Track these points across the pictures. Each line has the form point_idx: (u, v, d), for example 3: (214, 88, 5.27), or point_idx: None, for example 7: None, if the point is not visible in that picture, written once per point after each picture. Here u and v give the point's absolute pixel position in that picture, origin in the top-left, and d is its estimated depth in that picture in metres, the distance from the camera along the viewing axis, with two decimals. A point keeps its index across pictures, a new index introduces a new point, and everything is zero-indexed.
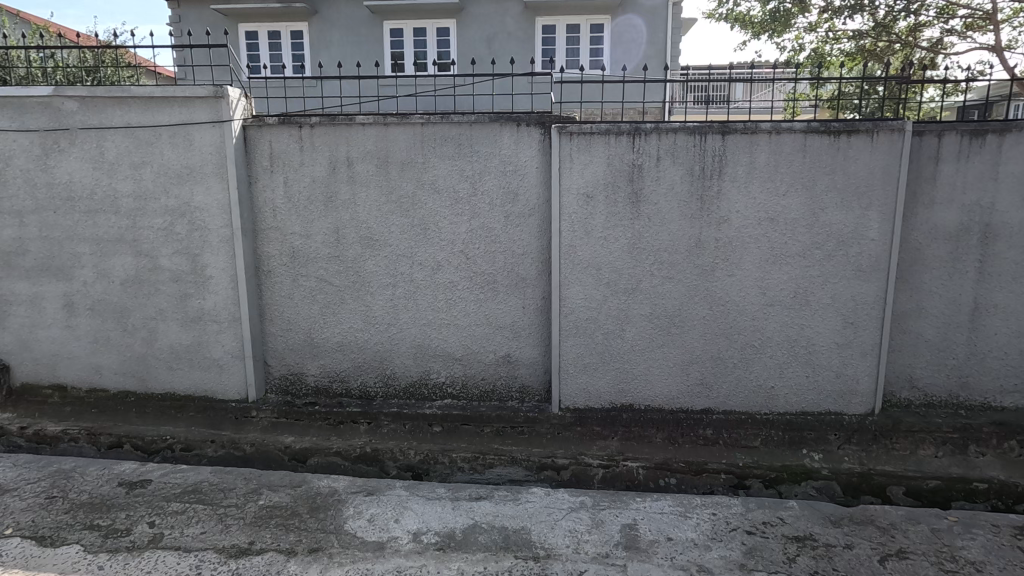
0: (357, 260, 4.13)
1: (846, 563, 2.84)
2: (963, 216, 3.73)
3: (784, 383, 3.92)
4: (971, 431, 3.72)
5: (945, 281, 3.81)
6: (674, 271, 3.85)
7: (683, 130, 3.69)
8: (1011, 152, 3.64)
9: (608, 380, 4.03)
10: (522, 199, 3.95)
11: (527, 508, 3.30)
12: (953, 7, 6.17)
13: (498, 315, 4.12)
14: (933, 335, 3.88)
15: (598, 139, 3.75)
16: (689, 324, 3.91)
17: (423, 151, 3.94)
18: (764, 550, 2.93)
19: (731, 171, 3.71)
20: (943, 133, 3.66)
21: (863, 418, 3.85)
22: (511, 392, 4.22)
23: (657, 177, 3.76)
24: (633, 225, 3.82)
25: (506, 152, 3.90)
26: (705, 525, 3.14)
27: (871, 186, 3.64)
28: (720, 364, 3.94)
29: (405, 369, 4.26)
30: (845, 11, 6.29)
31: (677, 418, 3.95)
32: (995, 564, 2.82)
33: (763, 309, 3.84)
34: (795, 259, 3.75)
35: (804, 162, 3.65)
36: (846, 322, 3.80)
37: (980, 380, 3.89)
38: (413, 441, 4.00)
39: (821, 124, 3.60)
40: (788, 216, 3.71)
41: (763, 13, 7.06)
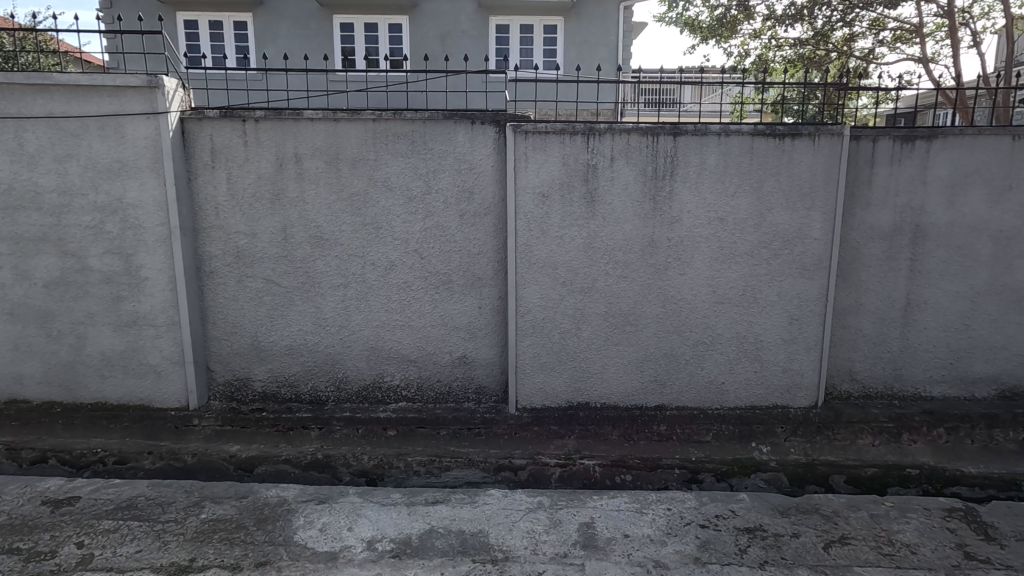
0: (306, 260, 3.98)
1: (794, 551, 2.94)
2: (896, 217, 3.94)
3: (734, 379, 4.04)
4: (905, 420, 3.94)
5: (881, 279, 4.01)
6: (628, 271, 3.90)
7: (636, 131, 3.73)
8: (937, 157, 3.87)
9: (565, 379, 4.04)
10: (478, 198, 3.90)
11: (485, 511, 3.26)
12: (884, 19, 6.52)
13: (454, 316, 4.06)
14: (870, 331, 4.08)
15: (553, 138, 3.74)
16: (643, 322, 3.97)
17: (374, 148, 3.83)
18: (716, 543, 2.99)
19: (683, 172, 3.78)
20: (877, 137, 3.85)
21: (807, 410, 4.01)
22: (467, 394, 4.18)
23: (612, 177, 3.79)
24: (589, 224, 3.84)
25: (461, 151, 3.85)
26: (661, 520, 3.19)
27: (813, 188, 3.79)
28: (673, 361, 4.02)
29: (358, 373, 4.14)
30: (786, 21, 6.55)
31: (632, 415, 4.00)
32: (928, 545, 2.98)
33: (714, 307, 3.94)
34: (743, 258, 3.86)
35: (751, 164, 3.76)
36: (791, 319, 3.95)
37: (912, 372, 4.12)
38: (367, 446, 3.90)
39: (767, 127, 3.71)
40: (736, 217, 3.82)
41: (710, 19, 7.28)
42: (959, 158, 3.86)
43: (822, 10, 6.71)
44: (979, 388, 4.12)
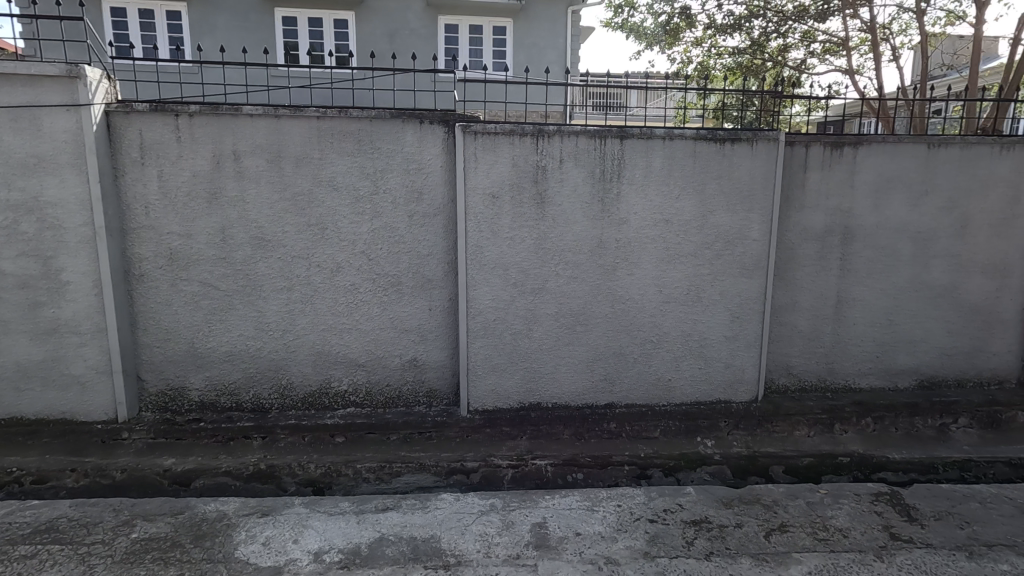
0: (247, 261, 3.81)
1: (738, 541, 3.04)
2: (827, 219, 4.16)
3: (680, 376, 4.16)
4: (837, 411, 4.17)
5: (815, 277, 4.23)
6: (578, 272, 3.94)
7: (583, 133, 3.78)
8: (864, 163, 4.11)
9: (517, 380, 4.05)
10: (427, 198, 3.85)
11: (436, 515, 3.21)
12: (814, 32, 6.89)
13: (404, 318, 3.99)
14: (805, 327, 4.29)
15: (502, 139, 3.74)
16: (593, 322, 4.02)
17: (319, 146, 3.71)
18: (665, 537, 3.07)
19: (629, 174, 3.85)
20: (809, 143, 4.05)
21: (748, 405, 4.18)
22: (418, 397, 4.11)
23: (561, 179, 3.82)
24: (538, 226, 3.85)
25: (409, 150, 3.78)
26: (611, 517, 3.24)
27: (752, 191, 3.94)
28: (623, 359, 4.09)
29: (303, 379, 4.00)
30: (725, 30, 6.82)
31: (583, 414, 4.05)
32: (858, 529, 3.16)
33: (660, 306, 4.04)
34: (688, 258, 3.98)
35: (694, 167, 3.88)
36: (733, 317, 4.10)
37: (843, 365, 4.37)
38: (314, 454, 3.78)
39: (708, 132, 3.84)
40: (681, 218, 3.93)
41: (654, 26, 7.48)
42: (882, 164, 4.12)
43: (758, 21, 7.02)
44: (902, 378, 4.41)
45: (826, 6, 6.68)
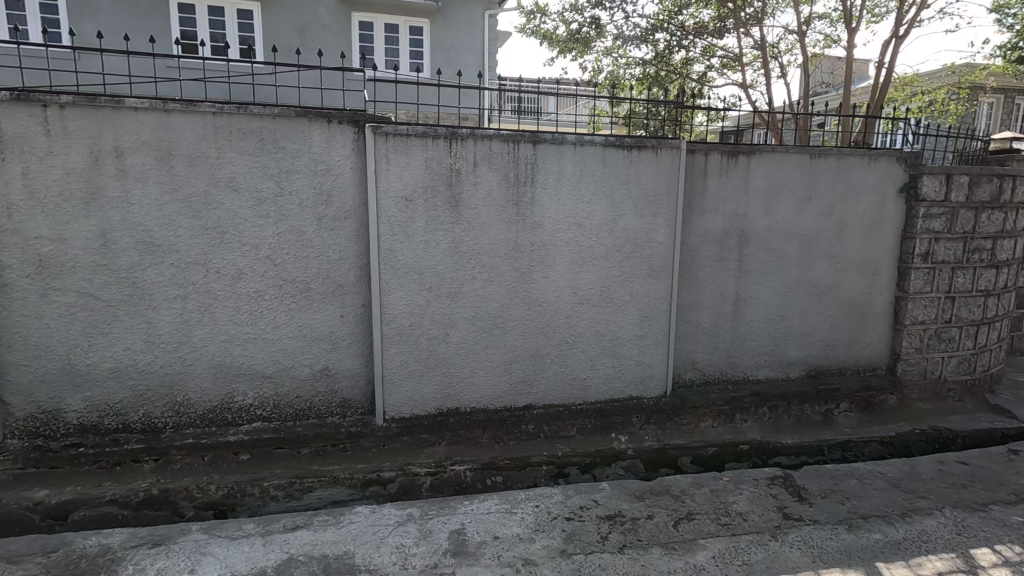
0: (133, 269, 3.48)
1: (649, 532, 3.17)
2: (725, 223, 4.45)
3: (595, 375, 4.28)
4: (737, 402, 4.47)
5: (715, 277, 4.51)
6: (494, 275, 3.95)
7: (497, 137, 3.80)
8: (756, 171, 4.43)
9: (434, 386, 3.99)
10: (337, 201, 3.70)
11: (350, 530, 3.09)
12: (713, 47, 7.37)
13: (314, 326, 3.82)
14: (708, 324, 4.56)
15: (414, 141, 3.68)
16: (509, 325, 4.05)
17: (215, 144, 3.47)
18: (581, 534, 3.14)
19: (542, 179, 3.92)
20: (708, 152, 4.31)
21: (658, 400, 4.37)
22: (331, 408, 3.95)
23: (475, 182, 3.82)
24: (453, 230, 3.82)
25: (317, 150, 3.62)
26: (529, 518, 3.27)
27: (658, 196, 4.14)
28: (539, 361, 4.15)
29: (202, 394, 3.71)
30: (634, 41, 7.12)
31: (502, 417, 4.07)
32: (756, 511, 3.39)
33: (575, 307, 4.14)
34: (600, 260, 4.11)
35: (604, 172, 4.01)
36: (642, 316, 4.28)
37: (742, 359, 4.68)
38: (215, 475, 3.53)
39: (616, 139, 3.98)
40: (592, 222, 4.04)
41: (566, 34, 7.70)
42: (772, 172, 4.46)
43: (662, 34, 7.40)
44: (793, 369, 4.80)
45: (723, 24, 7.17)
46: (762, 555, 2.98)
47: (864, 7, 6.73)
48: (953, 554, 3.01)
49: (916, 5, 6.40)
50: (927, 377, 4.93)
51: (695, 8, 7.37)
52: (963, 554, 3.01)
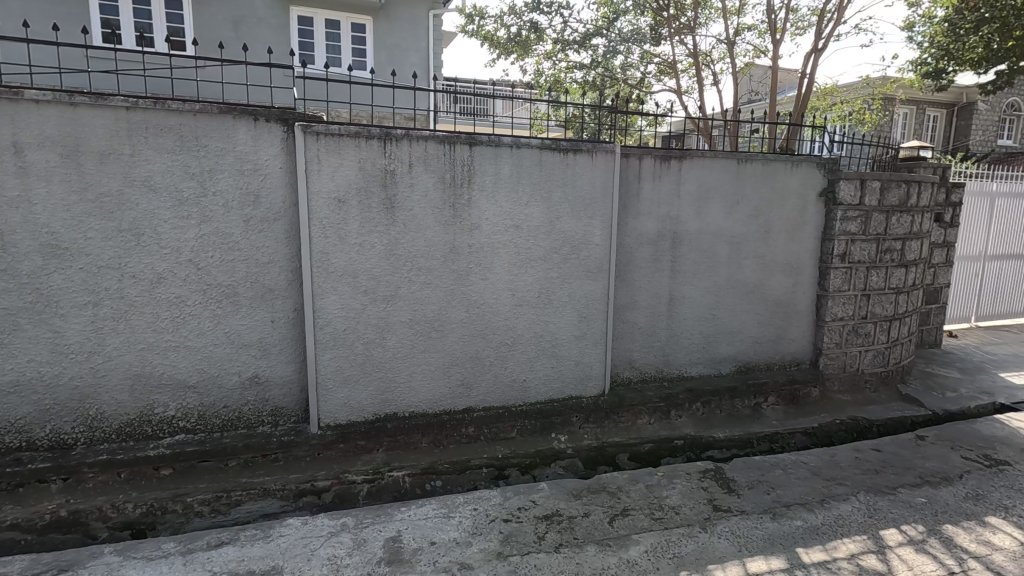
0: (36, 273, 3.23)
1: (585, 530, 3.22)
2: (658, 226, 4.58)
3: (534, 376, 4.31)
4: (672, 399, 4.62)
5: (650, 278, 4.63)
6: (431, 278, 3.91)
7: (433, 139, 3.76)
8: (687, 175, 4.58)
9: (371, 391, 3.90)
10: (265, 201, 3.57)
11: (280, 543, 2.98)
12: (650, 55, 7.60)
13: (242, 333, 3.66)
14: (644, 323, 4.68)
15: (347, 141, 3.59)
16: (448, 327, 4.01)
17: (129, 141, 3.26)
18: (518, 535, 3.14)
19: (479, 181, 3.91)
20: (642, 156, 4.42)
21: (597, 399, 4.45)
22: (262, 417, 3.80)
23: (411, 183, 3.77)
24: (389, 232, 3.76)
25: (242, 149, 3.48)
26: (467, 521, 3.26)
27: (594, 199, 4.21)
28: (478, 364, 4.14)
29: (118, 407, 3.49)
30: (573, 46, 7.25)
31: (441, 421, 4.03)
32: (687, 505, 3.51)
33: (514, 309, 4.15)
34: (539, 262, 4.14)
35: (540, 175, 4.04)
36: (580, 317, 4.34)
37: (677, 357, 4.83)
38: (132, 493, 3.34)
39: (552, 142, 4.02)
40: (529, 225, 4.07)
41: (506, 37, 7.77)
42: (702, 176, 4.63)
43: (601, 40, 7.58)
44: (724, 365, 5.00)
45: (659, 31, 7.39)
46: (692, 547, 3.08)
47: (789, 20, 7.09)
48: (865, 536, 3.21)
49: (833, 20, 6.81)
50: (846, 370, 5.24)
51: (632, 15, 7.57)
52: (874, 536, 3.22)
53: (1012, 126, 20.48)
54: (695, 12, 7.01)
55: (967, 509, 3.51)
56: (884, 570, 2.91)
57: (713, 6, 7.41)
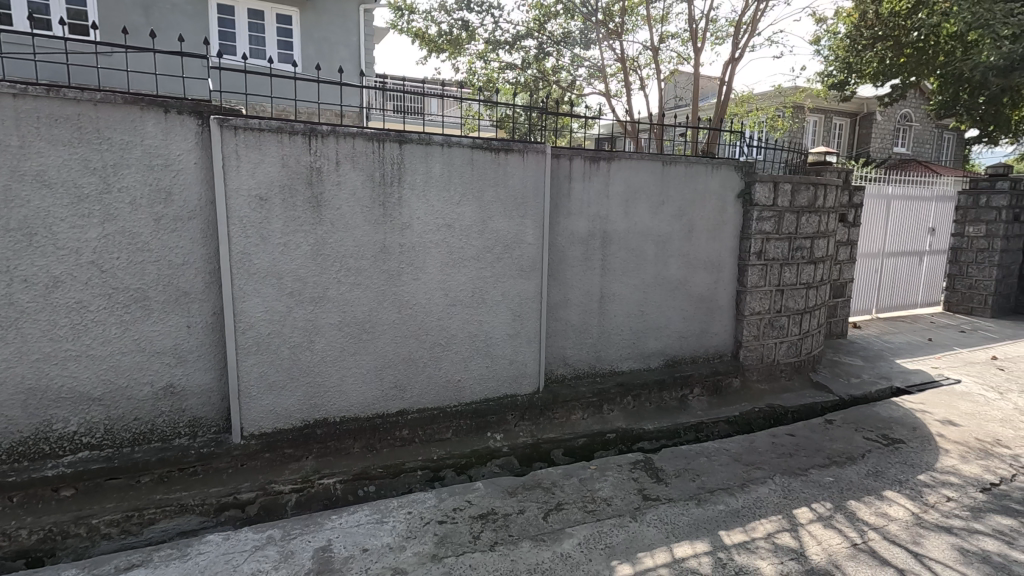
0: None
1: (519, 527, 3.24)
2: (589, 225, 4.68)
3: (469, 376, 4.29)
4: (604, 394, 4.75)
5: (581, 276, 4.73)
6: (361, 278, 3.81)
7: (360, 136, 3.67)
8: (616, 176, 4.72)
9: (299, 397, 3.75)
10: (178, 199, 3.35)
11: (198, 562, 2.81)
12: (581, 58, 7.78)
13: (154, 339, 3.42)
14: (576, 321, 4.77)
15: (269, 136, 3.43)
16: (379, 329, 3.93)
17: (18, 131, 2.97)
18: (453, 536, 3.12)
19: (410, 180, 3.85)
20: (572, 157, 4.51)
21: (532, 396, 4.50)
22: (178, 428, 3.57)
23: (338, 181, 3.66)
24: (316, 231, 3.63)
25: (151, 143, 3.25)
26: (401, 526, 3.20)
27: (526, 199, 4.25)
28: (412, 365, 4.07)
29: (8, 424, 3.17)
30: (505, 46, 7.31)
31: (374, 425, 3.94)
32: (619, 496, 3.61)
33: (447, 308, 4.12)
34: (471, 261, 4.13)
35: (472, 174, 4.04)
36: (514, 316, 4.37)
37: (608, 353, 4.96)
38: (27, 518, 3.05)
39: (483, 142, 4.02)
40: (462, 224, 4.05)
41: (436, 34, 7.72)
42: (629, 177, 4.78)
43: (532, 41, 7.70)
44: (653, 360, 5.18)
45: (588, 35, 7.58)
46: (623, 537, 3.17)
47: (709, 30, 7.46)
48: (781, 516, 3.42)
49: (748, 32, 7.23)
50: (764, 361, 5.57)
51: (562, 19, 7.72)
52: (788, 515, 3.44)
53: (905, 135, 22.55)
54: (622, 18, 7.24)
55: (869, 485, 3.82)
56: (797, 546, 3.11)
57: (639, 13, 7.68)
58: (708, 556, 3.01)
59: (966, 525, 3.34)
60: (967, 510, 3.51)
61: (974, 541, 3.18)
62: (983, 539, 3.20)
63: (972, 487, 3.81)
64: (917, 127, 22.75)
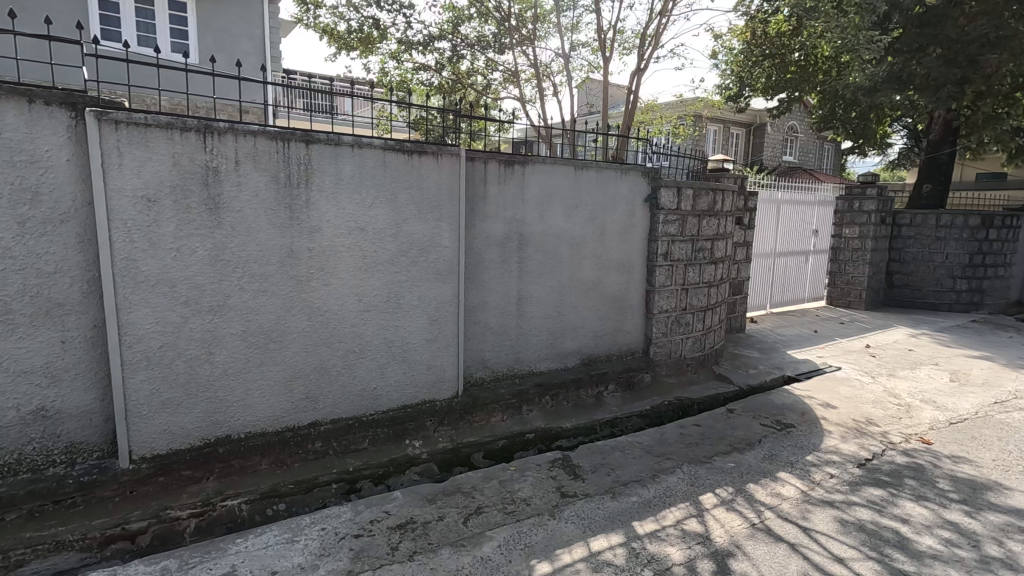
0: None
1: (439, 534, 3.20)
2: (505, 228, 4.72)
3: (385, 383, 4.19)
4: (523, 395, 4.82)
5: (498, 279, 4.75)
6: (267, 284, 3.60)
7: (262, 134, 3.47)
8: (530, 179, 4.79)
9: (197, 415, 3.48)
10: (48, 199, 3.00)
11: None
12: (495, 62, 7.86)
13: (20, 357, 3.03)
14: (494, 323, 4.79)
15: (157, 132, 3.16)
16: (287, 338, 3.72)
17: None
18: (370, 549, 3.03)
19: (318, 181, 3.69)
20: (487, 160, 4.53)
21: (451, 400, 4.47)
22: (52, 456, 3.20)
23: (238, 182, 3.43)
24: (213, 235, 3.38)
25: (13, 136, 2.88)
26: (314, 544, 3.05)
27: (441, 202, 4.21)
28: (324, 374, 3.90)
29: None
30: (418, 48, 7.21)
31: (283, 439, 3.75)
32: (538, 496, 3.66)
33: (361, 314, 3.99)
34: (385, 266, 4.03)
35: (385, 177, 3.94)
36: (431, 320, 4.31)
37: (526, 354, 5.02)
38: None
39: (396, 143, 3.93)
40: (374, 227, 3.94)
41: (345, 31, 7.49)
42: (543, 180, 4.86)
43: (446, 43, 7.68)
44: (569, 359, 5.31)
45: (502, 40, 7.68)
46: (542, 535, 3.22)
47: (616, 40, 7.78)
48: (688, 503, 3.62)
49: (652, 44, 7.61)
50: (671, 356, 5.88)
51: (476, 22, 7.76)
52: (694, 501, 3.65)
53: (792, 145, 24.75)
54: (534, 25, 7.39)
55: (764, 468, 4.14)
56: (703, 530, 3.31)
57: (551, 21, 7.87)
58: (623, 547, 3.12)
59: (845, 498, 3.70)
60: (846, 485, 3.89)
61: (852, 512, 3.53)
62: (859, 510, 3.57)
63: (850, 463, 4.24)
64: (802, 138, 25.07)
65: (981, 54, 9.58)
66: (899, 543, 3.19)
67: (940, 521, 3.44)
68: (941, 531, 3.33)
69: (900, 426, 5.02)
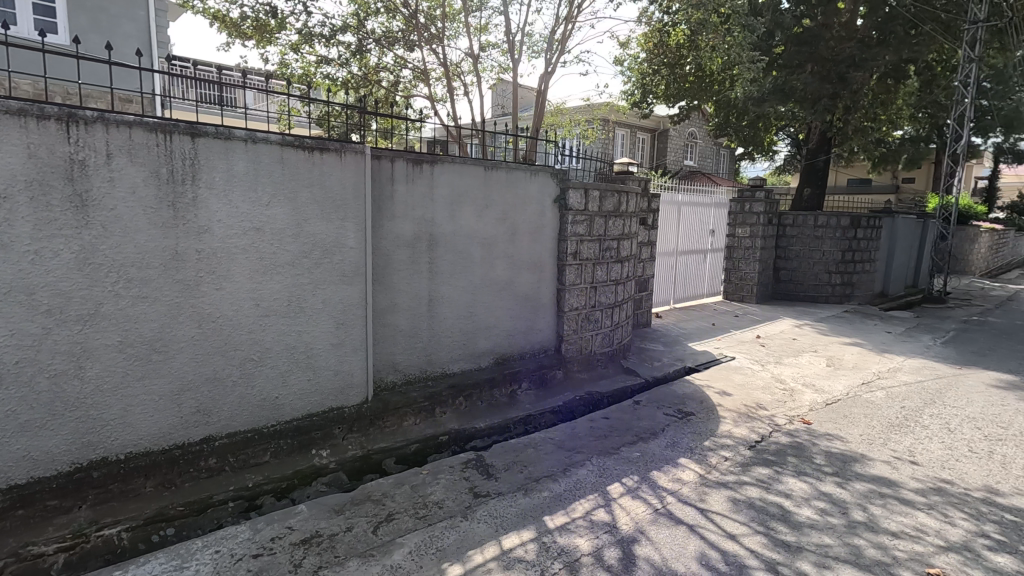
0: None
1: (346, 545, 3.08)
2: (414, 228, 4.64)
3: (288, 392, 3.97)
4: (435, 397, 4.76)
5: (408, 279, 4.66)
6: (148, 290, 3.29)
7: (139, 125, 3.17)
8: (439, 178, 4.73)
9: (65, 437, 3.11)
10: None
11: None
12: (403, 59, 7.72)
13: None
14: (405, 326, 4.69)
15: (7, 119, 2.80)
16: (173, 348, 3.42)
17: None
18: (270, 568, 2.85)
19: (206, 178, 3.43)
20: (394, 158, 4.41)
21: (359, 406, 4.33)
22: None
23: (110, 177, 3.11)
24: (81, 236, 3.04)
25: None
26: (206, 568, 2.83)
27: (345, 201, 4.05)
28: (217, 386, 3.63)
29: None
30: (321, 40, 6.91)
31: (171, 458, 3.46)
32: (451, 498, 3.62)
33: (259, 320, 3.75)
34: (286, 268, 3.81)
35: (283, 175, 3.73)
36: (337, 324, 4.14)
37: (439, 355, 4.96)
38: None
39: (294, 139, 3.73)
40: (272, 226, 3.71)
41: (238, 17, 7.01)
42: (453, 180, 4.83)
43: (351, 36, 7.42)
44: (483, 359, 5.32)
45: (410, 38, 7.56)
46: (454, 537, 3.19)
47: (525, 43, 7.88)
48: (596, 494, 3.74)
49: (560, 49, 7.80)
50: (582, 352, 6.06)
51: (382, 17, 7.57)
52: (602, 492, 3.78)
53: (692, 150, 26.40)
54: (443, 24, 7.34)
55: (667, 455, 4.37)
56: (610, 519, 3.43)
57: (460, 20, 7.84)
58: (534, 543, 3.16)
59: (737, 479, 4.00)
60: (738, 466, 4.20)
61: (743, 491, 3.82)
62: (749, 488, 3.86)
63: (741, 446, 4.58)
64: (701, 144, 26.82)
65: (848, 73, 10.90)
66: (782, 516, 3.49)
67: (817, 492, 3.80)
68: (817, 502, 3.68)
69: (784, 409, 5.50)
